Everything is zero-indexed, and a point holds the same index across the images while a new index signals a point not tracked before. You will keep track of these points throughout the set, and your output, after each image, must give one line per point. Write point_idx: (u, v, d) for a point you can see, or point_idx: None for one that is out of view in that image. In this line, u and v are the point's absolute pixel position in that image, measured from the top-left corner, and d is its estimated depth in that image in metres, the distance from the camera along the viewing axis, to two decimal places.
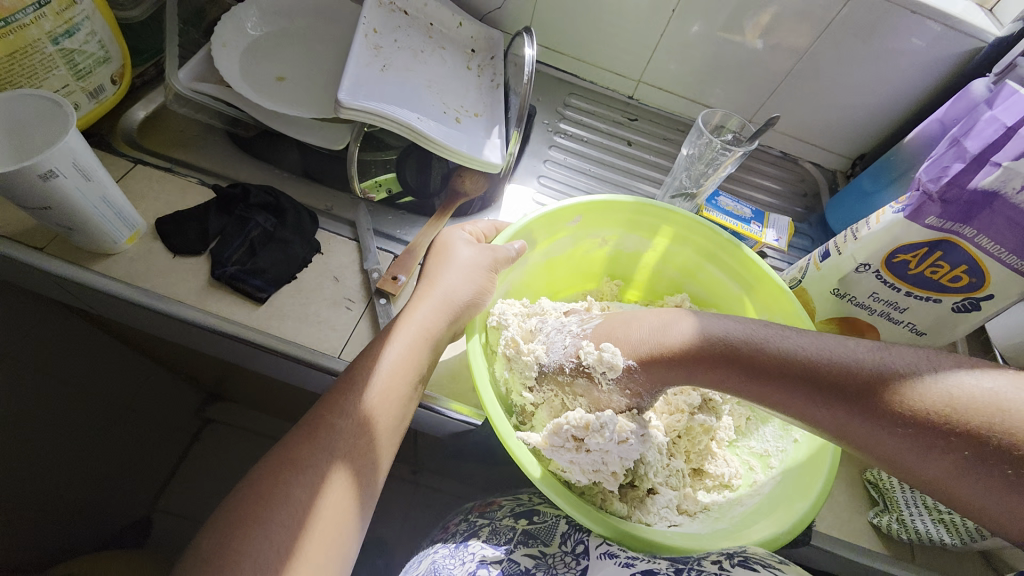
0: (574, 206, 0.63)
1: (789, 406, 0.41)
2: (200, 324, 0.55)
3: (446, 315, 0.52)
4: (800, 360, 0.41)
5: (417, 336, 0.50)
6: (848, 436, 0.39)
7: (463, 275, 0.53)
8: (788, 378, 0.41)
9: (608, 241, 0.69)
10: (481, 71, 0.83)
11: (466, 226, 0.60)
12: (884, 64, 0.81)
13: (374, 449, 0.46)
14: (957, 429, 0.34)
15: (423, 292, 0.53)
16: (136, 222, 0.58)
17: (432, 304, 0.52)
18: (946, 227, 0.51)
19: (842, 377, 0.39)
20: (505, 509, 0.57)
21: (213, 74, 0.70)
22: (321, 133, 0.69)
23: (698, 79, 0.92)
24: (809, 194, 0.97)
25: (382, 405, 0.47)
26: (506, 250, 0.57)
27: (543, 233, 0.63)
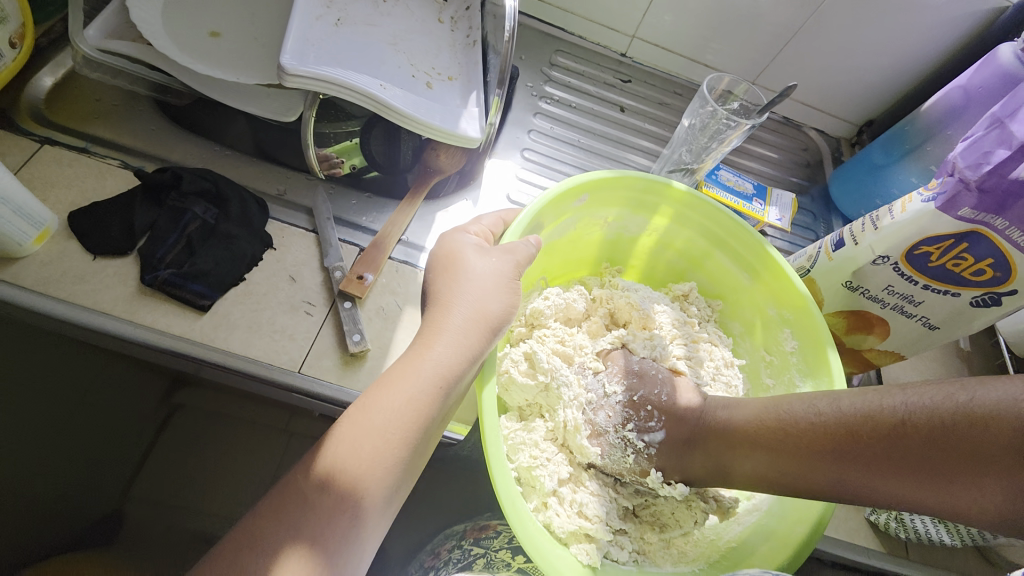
0: (582, 183, 0.54)
1: (812, 475, 0.40)
2: (132, 338, 0.47)
3: (465, 358, 0.43)
4: (813, 425, 0.40)
5: (427, 387, 0.41)
6: (885, 487, 0.37)
7: (482, 303, 0.45)
8: (800, 446, 0.41)
9: (609, 223, 0.61)
10: (455, 24, 0.72)
11: (471, 227, 0.52)
12: (905, 20, 0.73)
13: (358, 528, 0.39)
14: (954, 439, 0.34)
15: (436, 324, 0.44)
16: (45, 218, 0.49)
17: (445, 346, 0.43)
18: (977, 218, 0.45)
19: (856, 424, 0.38)
20: (501, 538, 0.54)
21: (131, 31, 0.58)
22: (269, 102, 0.60)
23: (699, 36, 0.82)
24: (811, 164, 0.90)
25: (367, 473, 0.39)
26: (526, 246, 0.48)
27: (550, 216, 0.55)
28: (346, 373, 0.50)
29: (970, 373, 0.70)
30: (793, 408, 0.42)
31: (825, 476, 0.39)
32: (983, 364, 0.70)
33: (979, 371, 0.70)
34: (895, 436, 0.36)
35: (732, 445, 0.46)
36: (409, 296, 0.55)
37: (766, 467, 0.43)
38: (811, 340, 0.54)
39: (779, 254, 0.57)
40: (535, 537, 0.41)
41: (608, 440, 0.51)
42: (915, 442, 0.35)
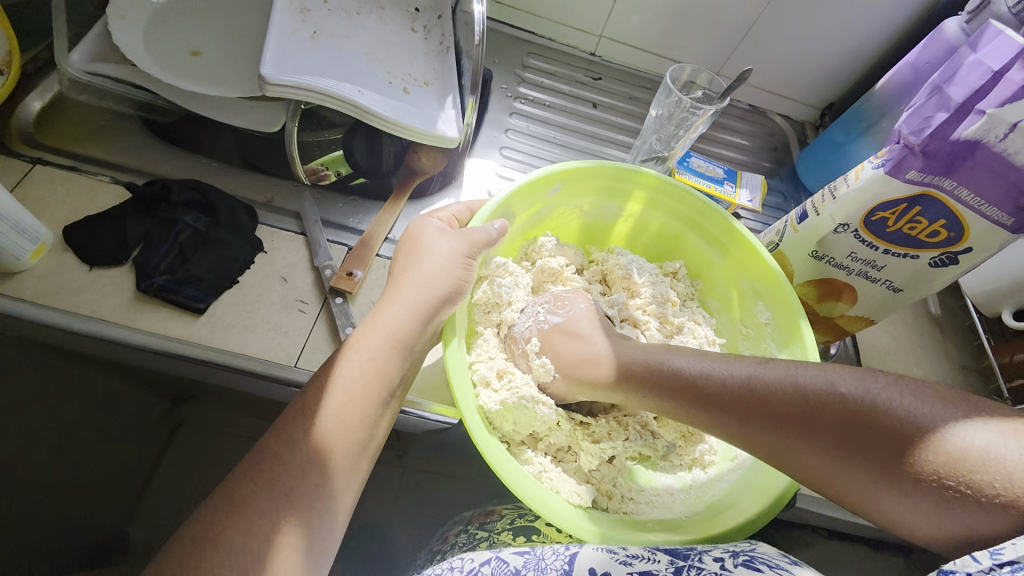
0: (551, 173, 0.58)
1: (711, 421, 0.44)
2: (132, 344, 0.49)
3: (416, 321, 0.47)
4: (724, 382, 0.43)
5: (383, 346, 0.45)
6: (765, 447, 0.41)
7: (427, 281, 0.48)
8: (710, 399, 0.44)
9: (586, 211, 0.65)
10: (428, 32, 0.75)
11: (436, 212, 0.55)
12: (855, 6, 0.77)
13: (335, 477, 0.41)
14: (862, 428, 0.36)
15: (390, 293, 0.48)
16: (41, 234, 0.50)
17: (398, 310, 0.46)
18: (925, 181, 0.48)
19: (783, 391, 0.40)
20: (504, 520, 0.56)
21: (115, 53, 0.61)
22: (252, 114, 0.62)
23: (663, 32, 0.86)
24: (778, 148, 0.94)
25: (341, 426, 0.42)
26: (485, 232, 0.52)
27: (522, 206, 0.59)
28: None
29: (940, 335, 0.73)
30: (706, 366, 0.45)
31: (723, 429, 0.43)
32: (952, 326, 0.73)
33: (949, 333, 0.73)
34: (783, 407, 0.40)
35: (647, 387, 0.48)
36: None
37: (676, 409, 0.46)
38: (781, 309, 0.57)
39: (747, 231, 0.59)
40: (523, 481, 0.44)
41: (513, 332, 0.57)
42: (797, 416, 0.39)
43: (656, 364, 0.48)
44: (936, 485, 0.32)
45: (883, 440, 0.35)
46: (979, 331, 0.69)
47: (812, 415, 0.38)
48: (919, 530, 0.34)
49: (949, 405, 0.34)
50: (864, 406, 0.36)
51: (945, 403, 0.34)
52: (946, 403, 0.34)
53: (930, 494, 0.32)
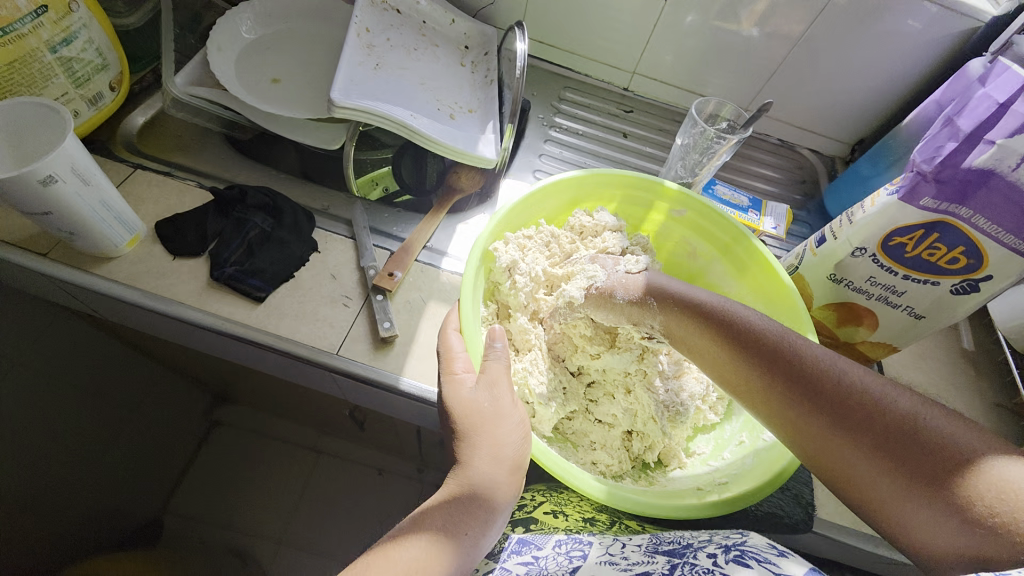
0: (642, 180, 0.65)
1: (759, 380, 0.46)
2: (203, 324, 0.56)
3: (507, 476, 0.45)
4: (788, 349, 0.47)
5: (475, 498, 0.43)
6: (801, 422, 0.44)
7: (496, 443, 0.46)
8: (769, 362, 0.46)
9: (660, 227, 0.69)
10: (475, 67, 0.83)
11: (454, 367, 0.49)
12: (884, 47, 0.80)
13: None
14: (920, 446, 0.39)
15: (465, 464, 0.45)
16: (136, 226, 0.59)
17: (490, 462, 0.45)
18: (941, 208, 0.50)
19: (849, 385, 0.43)
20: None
21: (209, 78, 0.71)
22: (317, 133, 0.71)
23: (693, 69, 0.91)
24: (807, 181, 0.96)
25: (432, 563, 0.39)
26: (498, 363, 0.50)
27: (613, 190, 0.66)
28: (378, 355, 0.57)
29: (974, 372, 0.71)
30: (774, 331, 0.48)
31: (770, 399, 0.46)
32: (987, 363, 0.72)
33: (983, 370, 0.71)
34: (836, 392, 0.43)
35: (718, 335, 0.50)
36: (432, 292, 0.63)
37: (736, 367, 0.48)
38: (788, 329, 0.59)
39: (772, 253, 0.61)
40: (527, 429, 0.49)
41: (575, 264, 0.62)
42: (847, 404, 0.43)
43: (734, 315, 0.50)
44: (962, 505, 0.37)
45: (929, 453, 0.39)
46: (1013, 368, 0.68)
47: (860, 409, 0.42)
48: (926, 540, 0.38)
49: (991, 444, 0.39)
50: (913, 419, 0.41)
51: (985, 441, 0.39)
52: (986, 442, 0.39)
53: (953, 514, 0.37)
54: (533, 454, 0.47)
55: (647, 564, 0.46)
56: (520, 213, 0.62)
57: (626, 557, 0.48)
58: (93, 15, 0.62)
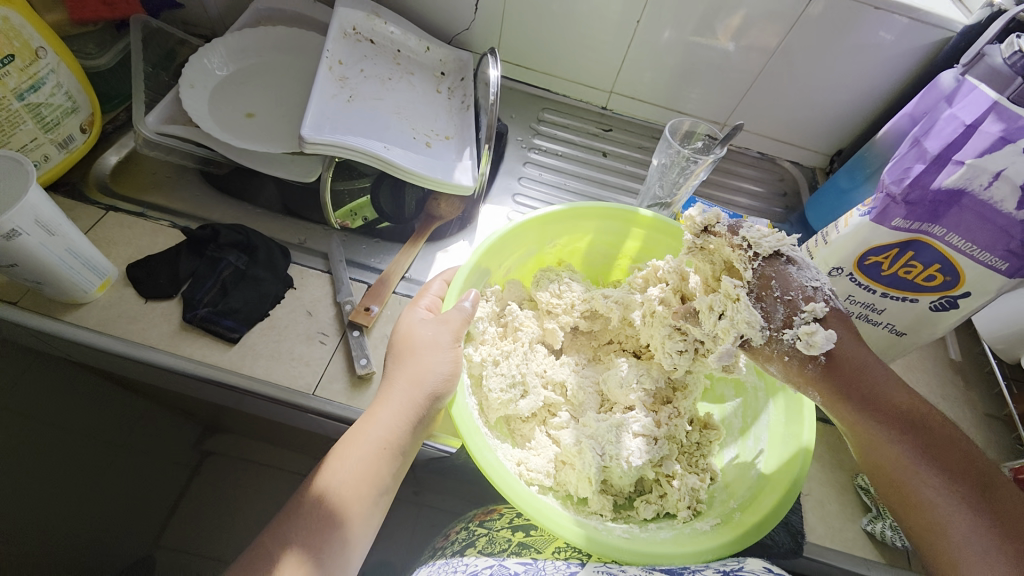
0: (617, 211, 0.63)
1: (868, 434, 0.44)
2: (175, 368, 0.55)
3: (405, 423, 0.50)
4: (907, 403, 0.44)
5: (372, 447, 0.49)
6: (914, 484, 0.41)
7: (419, 371, 0.50)
8: (893, 415, 0.43)
9: (637, 252, 0.68)
10: (451, 93, 0.83)
11: (421, 301, 0.57)
12: (856, 59, 0.81)
13: (346, 539, 0.47)
14: None
15: (382, 394, 0.51)
16: (107, 270, 0.58)
17: (389, 413, 0.50)
18: (913, 227, 0.50)
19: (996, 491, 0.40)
20: (503, 519, 0.59)
21: (182, 116, 0.71)
22: (293, 166, 0.70)
23: (670, 86, 0.92)
24: (788, 194, 0.96)
25: (324, 526, 0.46)
26: (459, 312, 0.54)
27: (617, 228, 0.65)
28: (355, 393, 0.56)
29: (963, 383, 0.70)
30: (894, 386, 0.45)
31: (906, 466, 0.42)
32: (974, 373, 0.71)
33: (972, 381, 0.71)
34: (947, 452, 0.41)
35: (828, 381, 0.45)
36: None
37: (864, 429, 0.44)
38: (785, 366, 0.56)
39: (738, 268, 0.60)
40: (498, 468, 0.46)
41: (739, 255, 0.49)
42: (961, 475, 0.41)
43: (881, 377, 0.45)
44: None
45: None
46: (1000, 378, 0.68)
47: (976, 479, 0.40)
48: None
49: None
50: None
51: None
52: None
53: None
54: (498, 487, 0.45)
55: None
56: (504, 247, 0.62)
57: (624, 571, 0.47)
58: (62, 59, 0.62)
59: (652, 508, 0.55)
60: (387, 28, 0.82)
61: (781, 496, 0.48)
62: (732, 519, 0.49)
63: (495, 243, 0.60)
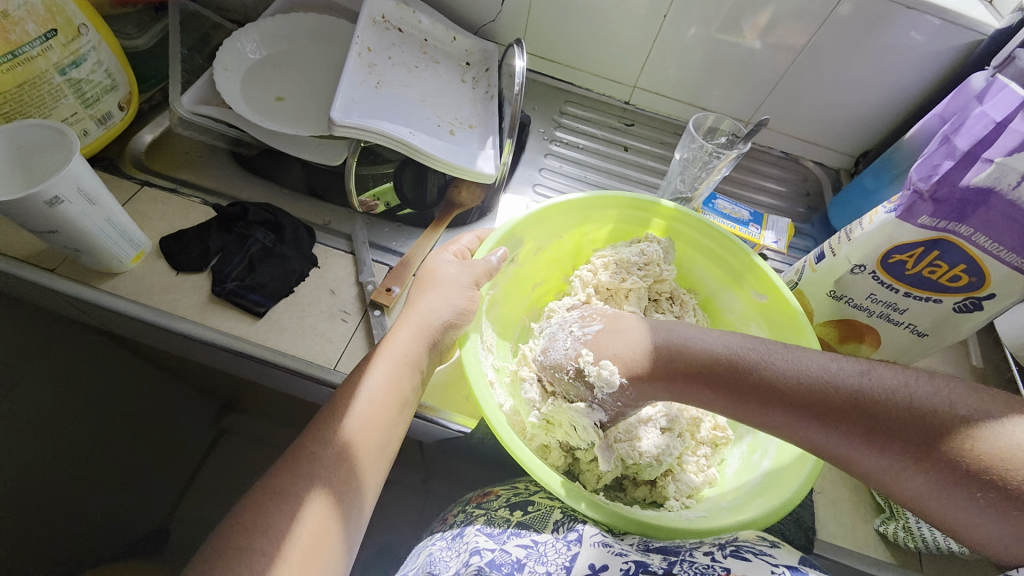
0: (642, 202, 0.64)
1: (773, 422, 0.43)
2: (202, 338, 0.57)
3: (425, 343, 0.50)
4: (773, 379, 0.43)
5: (394, 362, 0.48)
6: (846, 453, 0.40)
7: (436, 303, 0.51)
8: (780, 390, 0.42)
9: (679, 257, 0.67)
10: (476, 83, 0.84)
11: (450, 247, 0.58)
12: (886, 60, 0.80)
13: (358, 475, 0.45)
14: (940, 449, 0.36)
15: (402, 318, 0.51)
16: (141, 242, 0.60)
17: (409, 331, 0.50)
18: (939, 226, 0.50)
19: (859, 406, 0.39)
20: (501, 499, 0.56)
21: (215, 97, 0.73)
22: (319, 150, 0.71)
23: (695, 82, 0.91)
24: (811, 194, 0.96)
25: (359, 434, 0.45)
26: (485, 263, 0.54)
27: (640, 224, 0.66)
28: None
29: None
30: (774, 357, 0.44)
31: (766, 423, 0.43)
32: (995, 380, 0.70)
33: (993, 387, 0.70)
34: (832, 412, 0.40)
35: (677, 379, 0.46)
36: None
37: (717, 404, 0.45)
38: None
39: (778, 277, 0.59)
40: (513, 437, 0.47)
41: (555, 335, 0.56)
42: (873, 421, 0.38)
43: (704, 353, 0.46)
44: (982, 500, 0.34)
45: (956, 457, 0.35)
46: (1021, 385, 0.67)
47: (877, 424, 0.38)
48: (954, 530, 0.36)
49: None
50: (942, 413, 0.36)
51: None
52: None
53: (969, 504, 0.34)
54: (510, 448, 0.46)
55: (642, 562, 0.43)
56: (546, 222, 0.62)
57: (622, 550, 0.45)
58: (103, 39, 0.65)
59: (642, 492, 0.56)
60: (415, 18, 0.83)
61: (770, 508, 0.46)
62: (718, 517, 0.49)
63: (533, 217, 0.60)
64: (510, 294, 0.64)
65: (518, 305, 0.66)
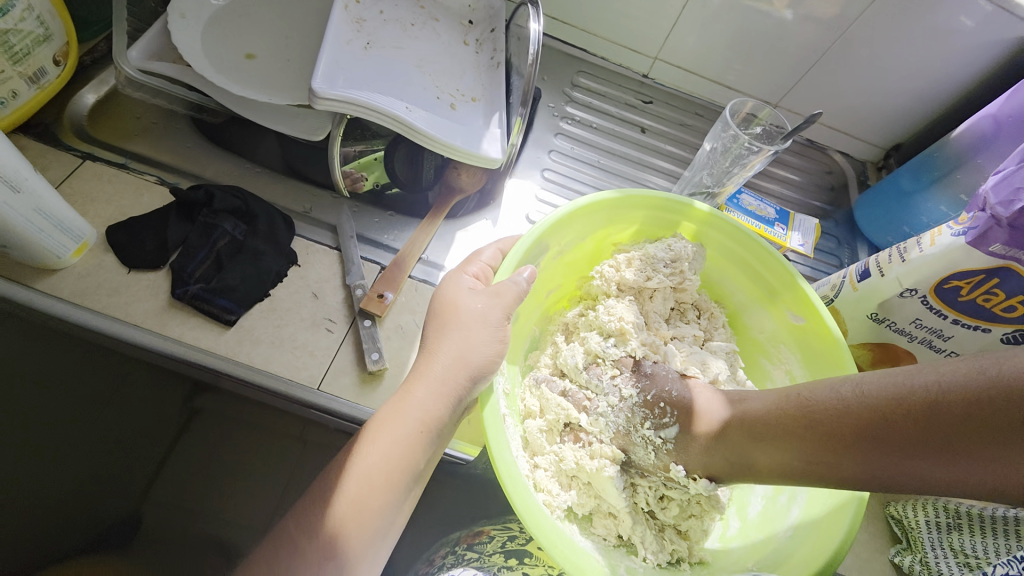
0: (674, 203, 0.56)
1: (850, 469, 0.36)
2: (161, 350, 0.49)
3: (445, 405, 0.43)
4: (750, 418, 0.42)
5: (410, 430, 0.41)
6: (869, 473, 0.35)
7: (464, 348, 0.44)
8: (789, 428, 0.39)
9: (710, 267, 0.61)
10: (480, 47, 0.73)
11: (468, 266, 0.50)
12: (936, 45, 0.72)
13: (349, 562, 0.39)
14: (910, 415, 0.33)
15: (420, 369, 0.44)
16: (84, 232, 0.51)
17: (428, 391, 0.42)
18: (1008, 255, 0.44)
19: (823, 417, 0.37)
20: (495, 543, 0.54)
21: (171, 52, 0.61)
22: (298, 122, 0.61)
23: (723, 57, 0.82)
24: (835, 188, 0.89)
25: (354, 514, 0.40)
26: (514, 286, 0.46)
27: (669, 228, 0.58)
28: (364, 390, 0.51)
29: None
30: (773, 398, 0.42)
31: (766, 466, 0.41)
32: None
33: None
34: (806, 430, 0.38)
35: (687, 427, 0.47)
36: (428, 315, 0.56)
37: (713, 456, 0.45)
38: None
39: (818, 298, 0.54)
40: (516, 475, 0.40)
41: (632, 438, 0.50)
42: (902, 421, 0.34)
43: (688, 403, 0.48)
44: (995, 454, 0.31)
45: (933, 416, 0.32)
46: None
47: (851, 426, 0.36)
48: None
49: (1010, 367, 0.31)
50: (939, 397, 0.33)
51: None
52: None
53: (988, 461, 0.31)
54: (522, 517, 0.39)
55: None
56: (570, 227, 0.54)
57: None
58: None
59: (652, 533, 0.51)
60: None
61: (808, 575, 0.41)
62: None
63: (561, 219, 0.52)
64: (526, 303, 0.55)
65: (531, 313, 0.58)
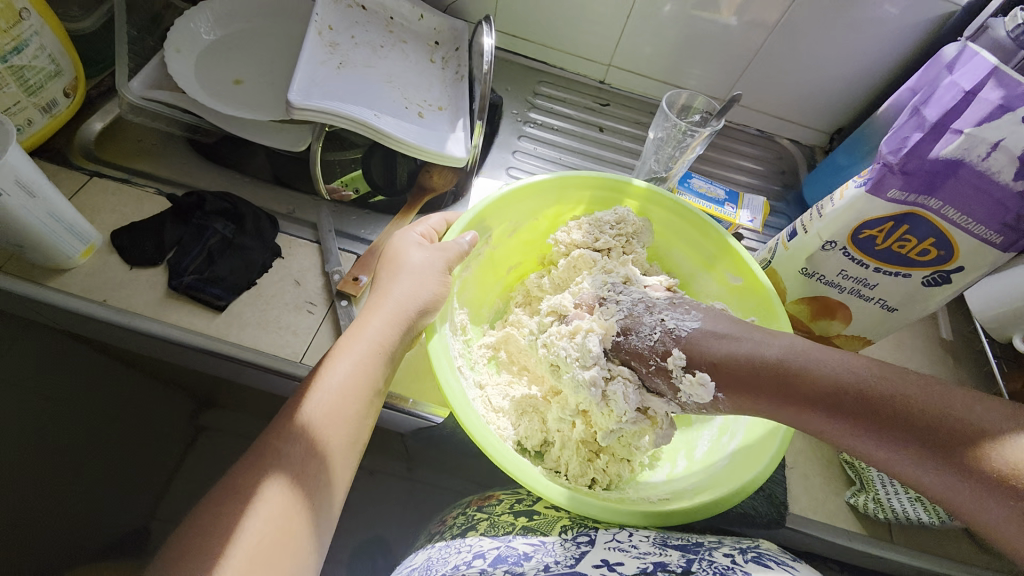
0: (615, 182, 0.62)
1: (829, 428, 0.42)
2: (158, 335, 0.54)
3: (395, 331, 0.50)
4: (747, 361, 0.47)
5: (366, 349, 0.48)
6: (794, 417, 0.44)
7: (414, 288, 0.50)
8: (786, 383, 0.45)
9: (658, 240, 0.66)
10: (446, 63, 0.81)
11: (417, 226, 0.57)
12: (860, 34, 0.79)
13: (317, 464, 0.44)
14: (909, 415, 0.39)
15: (375, 303, 0.50)
16: (91, 236, 0.57)
17: (382, 320, 0.49)
18: (909, 200, 0.49)
19: (819, 383, 0.43)
20: (503, 504, 0.56)
21: (167, 81, 0.69)
22: (281, 135, 0.68)
23: (671, 60, 0.89)
24: (786, 171, 0.95)
25: (324, 422, 0.45)
26: (457, 245, 0.53)
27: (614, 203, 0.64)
28: None
29: (953, 363, 0.71)
30: (727, 346, 0.48)
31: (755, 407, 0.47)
32: (965, 353, 0.72)
33: (961, 359, 0.71)
34: (803, 390, 0.44)
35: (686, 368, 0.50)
36: None
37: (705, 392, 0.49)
38: None
39: (750, 257, 0.59)
40: (458, 395, 0.47)
41: (641, 319, 0.53)
42: (896, 415, 0.39)
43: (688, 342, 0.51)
44: (968, 472, 0.36)
45: (929, 425, 0.38)
46: (992, 357, 0.67)
47: (849, 401, 0.41)
48: (964, 513, 0.36)
49: (1000, 415, 0.37)
50: (910, 396, 0.39)
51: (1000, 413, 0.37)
52: (998, 412, 0.37)
53: (953, 473, 0.36)
54: (469, 431, 0.45)
55: (655, 552, 0.44)
56: (517, 205, 0.61)
57: (635, 546, 0.45)
58: (45, 21, 0.60)
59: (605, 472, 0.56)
60: None
61: (735, 488, 0.45)
62: (683, 496, 0.48)
63: (505, 197, 0.59)
64: (483, 272, 0.63)
65: (492, 288, 0.66)
